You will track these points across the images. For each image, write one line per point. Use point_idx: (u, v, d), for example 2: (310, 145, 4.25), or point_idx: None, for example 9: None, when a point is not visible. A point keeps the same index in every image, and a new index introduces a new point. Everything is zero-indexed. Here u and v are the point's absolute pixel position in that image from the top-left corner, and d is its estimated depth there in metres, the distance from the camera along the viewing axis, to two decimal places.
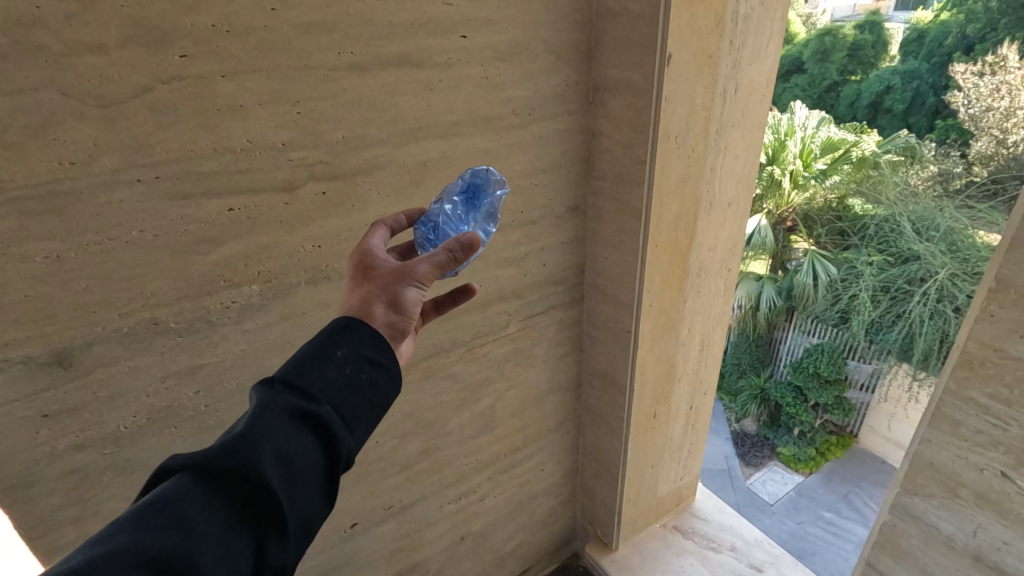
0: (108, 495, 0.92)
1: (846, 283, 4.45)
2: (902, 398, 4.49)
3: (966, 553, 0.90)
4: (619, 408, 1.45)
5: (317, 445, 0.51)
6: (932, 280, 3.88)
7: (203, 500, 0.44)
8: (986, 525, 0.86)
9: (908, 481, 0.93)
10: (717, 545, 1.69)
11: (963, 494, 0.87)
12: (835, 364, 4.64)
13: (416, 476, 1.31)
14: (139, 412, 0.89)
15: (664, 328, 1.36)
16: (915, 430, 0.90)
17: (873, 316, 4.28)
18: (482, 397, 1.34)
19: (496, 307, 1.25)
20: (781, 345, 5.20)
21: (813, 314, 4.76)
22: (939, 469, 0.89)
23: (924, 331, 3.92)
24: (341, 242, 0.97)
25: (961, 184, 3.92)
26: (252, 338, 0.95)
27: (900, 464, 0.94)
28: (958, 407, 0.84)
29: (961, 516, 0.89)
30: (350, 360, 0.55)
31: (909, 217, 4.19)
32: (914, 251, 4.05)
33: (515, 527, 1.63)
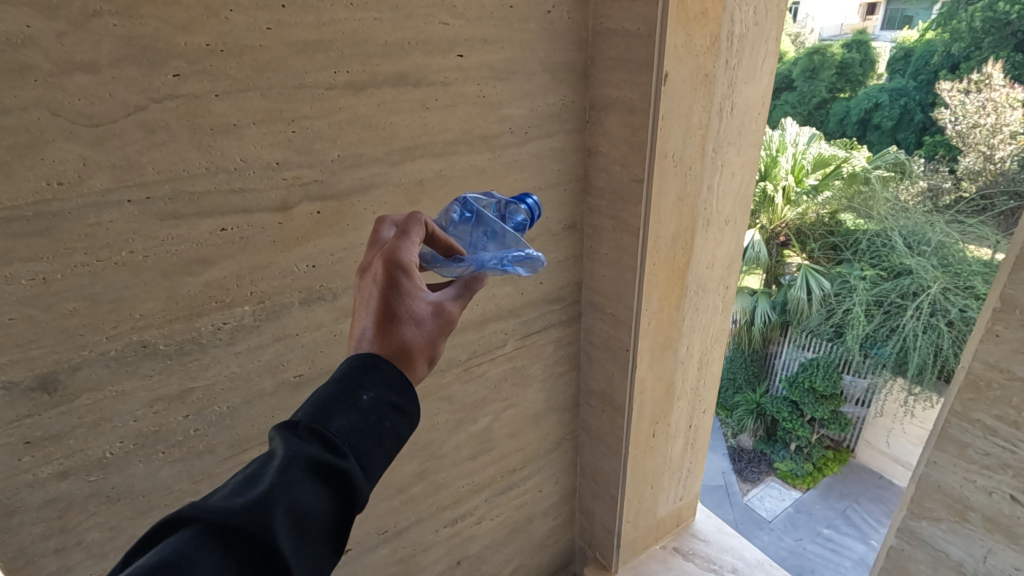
0: (94, 524, 0.89)
1: (840, 297, 4.41)
2: (897, 413, 4.48)
3: None
4: (617, 428, 1.42)
5: (332, 501, 0.49)
6: (925, 293, 3.92)
7: (217, 565, 0.41)
8: (997, 550, 0.84)
9: (916, 504, 0.91)
10: (717, 567, 1.66)
11: (972, 518, 0.85)
12: (831, 379, 4.59)
13: (412, 499, 1.28)
14: (125, 437, 0.87)
15: (662, 346, 1.34)
16: (921, 452, 0.88)
17: (867, 330, 4.25)
18: (479, 417, 1.32)
19: (493, 326, 1.24)
20: (776, 361, 5.16)
21: (808, 329, 4.70)
22: (947, 492, 0.87)
23: (918, 345, 3.93)
24: (336, 261, 0.96)
25: (950, 200, 4.14)
26: (244, 360, 0.93)
27: (908, 487, 0.92)
28: (965, 429, 0.83)
29: (971, 541, 0.87)
30: (376, 407, 0.54)
31: (899, 233, 4.23)
32: (906, 266, 4.08)
33: (512, 549, 1.60)
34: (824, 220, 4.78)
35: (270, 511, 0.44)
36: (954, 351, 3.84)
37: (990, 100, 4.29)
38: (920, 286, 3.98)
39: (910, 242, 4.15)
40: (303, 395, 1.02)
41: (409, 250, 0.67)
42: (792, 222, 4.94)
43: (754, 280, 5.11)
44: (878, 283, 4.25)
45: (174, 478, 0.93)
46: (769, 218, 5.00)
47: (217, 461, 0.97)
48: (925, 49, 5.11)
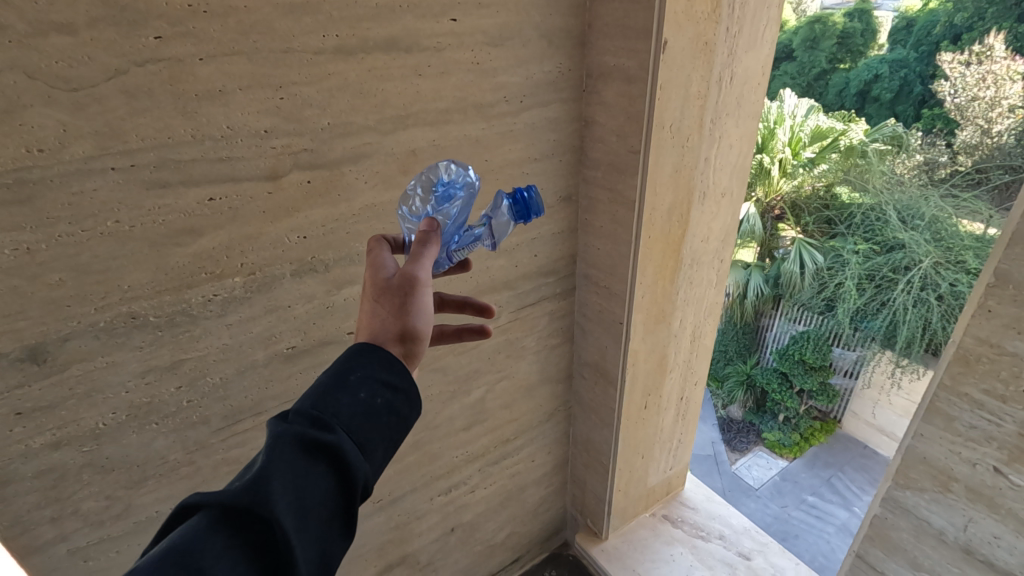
0: (89, 494, 0.89)
1: (833, 271, 4.45)
2: (885, 385, 4.49)
3: (958, 547, 0.89)
4: (609, 400, 1.44)
5: (329, 476, 0.50)
6: (916, 268, 3.96)
7: (221, 543, 0.44)
8: (978, 519, 0.85)
9: (901, 474, 0.92)
10: (706, 534, 1.72)
11: (955, 489, 0.86)
12: (821, 351, 4.63)
13: (407, 469, 1.30)
14: (118, 408, 0.86)
15: (656, 319, 1.34)
16: (908, 424, 0.89)
17: (858, 304, 4.28)
18: (473, 389, 1.33)
19: (487, 299, 1.23)
20: (768, 333, 5.24)
21: (799, 302, 4.75)
22: (932, 464, 0.88)
23: (907, 319, 3.97)
24: (328, 232, 0.95)
25: (946, 173, 4.11)
26: (235, 332, 0.93)
27: (893, 457, 0.93)
28: (952, 402, 0.83)
29: (953, 511, 0.88)
30: (364, 384, 0.55)
31: (894, 207, 4.24)
32: (899, 240, 4.11)
33: (505, 517, 1.63)
34: (821, 193, 4.79)
35: (264, 488, 0.46)
36: (942, 325, 3.86)
37: (990, 73, 4.15)
38: (912, 260, 4.03)
39: (904, 216, 4.16)
40: (296, 366, 1.02)
41: (381, 248, 0.71)
42: (788, 195, 4.97)
43: (747, 254, 5.11)
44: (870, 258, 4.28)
45: (168, 448, 0.94)
46: (765, 191, 5.01)
47: (212, 432, 0.97)
48: (928, 19, 5.01)
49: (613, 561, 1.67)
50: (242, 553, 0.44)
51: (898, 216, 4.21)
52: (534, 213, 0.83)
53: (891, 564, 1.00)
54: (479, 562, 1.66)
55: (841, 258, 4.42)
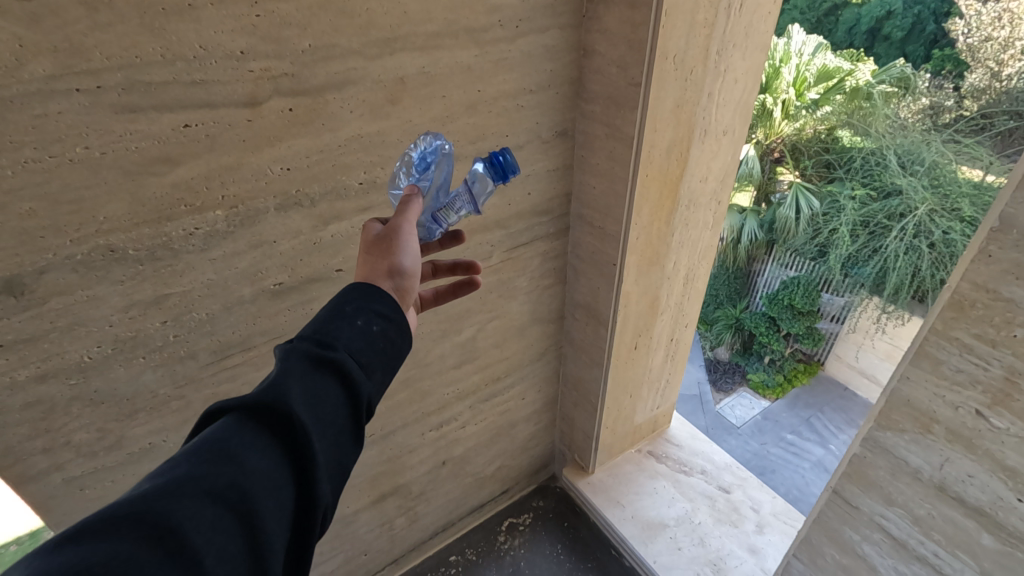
0: (80, 426, 0.89)
1: (829, 217, 4.43)
2: (870, 330, 4.54)
3: (931, 485, 0.83)
4: (599, 340, 1.44)
5: (338, 387, 0.53)
6: (911, 216, 3.93)
7: (249, 440, 0.46)
8: (954, 459, 0.78)
9: (882, 416, 0.85)
10: (688, 469, 1.79)
11: (935, 430, 0.79)
12: (810, 297, 4.69)
13: (398, 405, 1.32)
14: (103, 342, 0.85)
15: (650, 261, 1.33)
16: (894, 367, 0.81)
17: (850, 250, 4.28)
18: (464, 328, 1.33)
19: (478, 238, 1.21)
20: (759, 279, 5.30)
21: (792, 248, 4.77)
22: (914, 406, 0.81)
23: (899, 266, 3.98)
24: (312, 165, 0.91)
25: (950, 119, 3.95)
26: (220, 267, 0.90)
27: (877, 399, 0.86)
28: (941, 346, 0.75)
29: (930, 451, 0.81)
30: (360, 314, 0.59)
31: (894, 151, 4.15)
32: (897, 186, 4.05)
33: (495, 451, 1.68)
34: (822, 136, 4.71)
35: (283, 392, 0.49)
36: (931, 272, 3.89)
37: (1007, 10, 3.91)
38: (909, 207, 3.98)
39: (904, 161, 4.08)
40: (284, 303, 1.00)
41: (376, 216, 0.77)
42: (789, 137, 4.88)
43: (743, 198, 5.09)
44: (866, 204, 4.23)
45: (157, 382, 0.94)
46: (766, 133, 4.93)
47: (201, 367, 0.97)
48: None
49: (599, 493, 1.74)
50: (269, 449, 0.46)
51: (898, 161, 4.12)
52: (510, 175, 0.84)
53: (864, 501, 0.93)
54: (469, 492, 1.72)
55: (838, 204, 4.37)
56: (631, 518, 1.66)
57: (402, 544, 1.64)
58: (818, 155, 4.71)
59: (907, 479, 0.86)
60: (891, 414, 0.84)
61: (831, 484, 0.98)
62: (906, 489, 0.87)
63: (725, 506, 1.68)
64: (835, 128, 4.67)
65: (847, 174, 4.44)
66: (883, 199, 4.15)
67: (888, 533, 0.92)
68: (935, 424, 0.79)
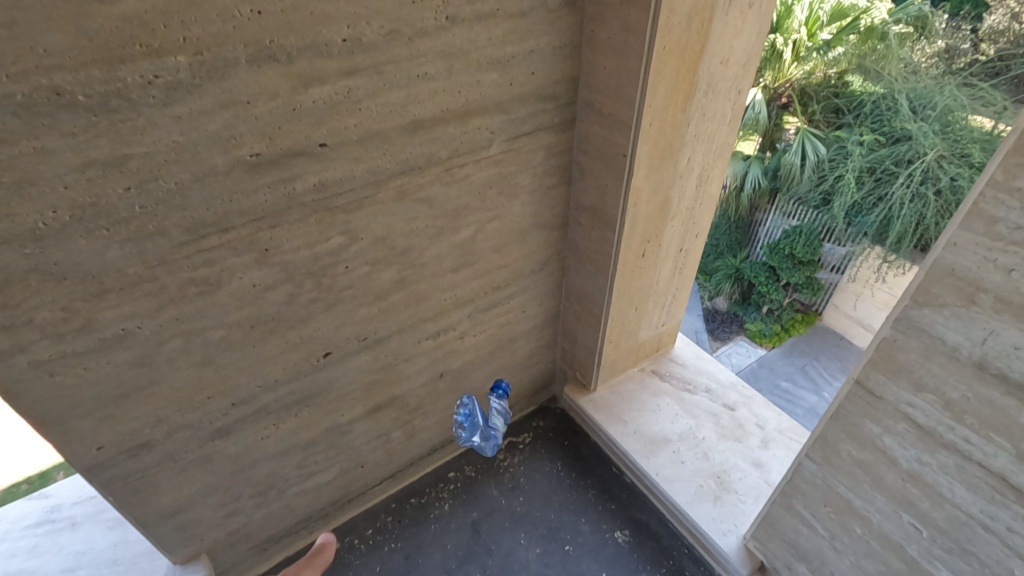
0: (42, 303, 0.82)
1: (835, 163, 4.08)
2: (869, 279, 4.15)
3: (969, 363, 0.76)
4: (606, 245, 1.36)
5: None
6: (919, 161, 3.72)
7: None
8: (1000, 331, 0.71)
9: (921, 291, 0.77)
10: (692, 387, 1.75)
11: (981, 301, 0.72)
12: (812, 246, 4.18)
13: (392, 308, 1.25)
14: (59, 206, 0.77)
15: (662, 154, 1.23)
16: (941, 232, 0.73)
17: (856, 198, 3.97)
18: (462, 226, 1.24)
19: (477, 121, 1.10)
20: (759, 229, 4.77)
21: (795, 196, 4.30)
22: (959, 275, 0.73)
23: (902, 215, 3.76)
24: (287, 9, 0.79)
25: (966, 63, 3.74)
26: (187, 128, 0.80)
27: (914, 273, 0.78)
28: (999, 201, 0.66)
29: (972, 325, 0.74)
30: None
31: (908, 95, 3.87)
32: (906, 131, 3.80)
33: (494, 367, 1.63)
34: (832, 80, 4.22)
35: None
36: (936, 220, 3.72)
37: None
38: (917, 153, 3.77)
39: (915, 106, 3.83)
40: (263, 179, 0.91)
41: None
42: (797, 81, 4.29)
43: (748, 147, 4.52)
44: (875, 149, 3.95)
45: (125, 260, 0.86)
46: (772, 77, 4.31)
47: (174, 246, 0.89)
48: None
49: (600, 409, 1.70)
50: None
51: (909, 105, 3.86)
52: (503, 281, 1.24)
53: (890, 390, 0.87)
54: (467, 410, 1.68)
55: (845, 149, 4.03)
56: (633, 433, 1.63)
57: (399, 459, 1.61)
58: (825, 100, 4.25)
59: (941, 360, 0.79)
60: (930, 288, 0.76)
61: (853, 374, 0.92)
62: (939, 371, 0.80)
63: (730, 422, 1.65)
64: (846, 70, 4.19)
65: (856, 118, 4.12)
66: (890, 144, 3.92)
67: (912, 421, 0.87)
68: (981, 293, 0.71)
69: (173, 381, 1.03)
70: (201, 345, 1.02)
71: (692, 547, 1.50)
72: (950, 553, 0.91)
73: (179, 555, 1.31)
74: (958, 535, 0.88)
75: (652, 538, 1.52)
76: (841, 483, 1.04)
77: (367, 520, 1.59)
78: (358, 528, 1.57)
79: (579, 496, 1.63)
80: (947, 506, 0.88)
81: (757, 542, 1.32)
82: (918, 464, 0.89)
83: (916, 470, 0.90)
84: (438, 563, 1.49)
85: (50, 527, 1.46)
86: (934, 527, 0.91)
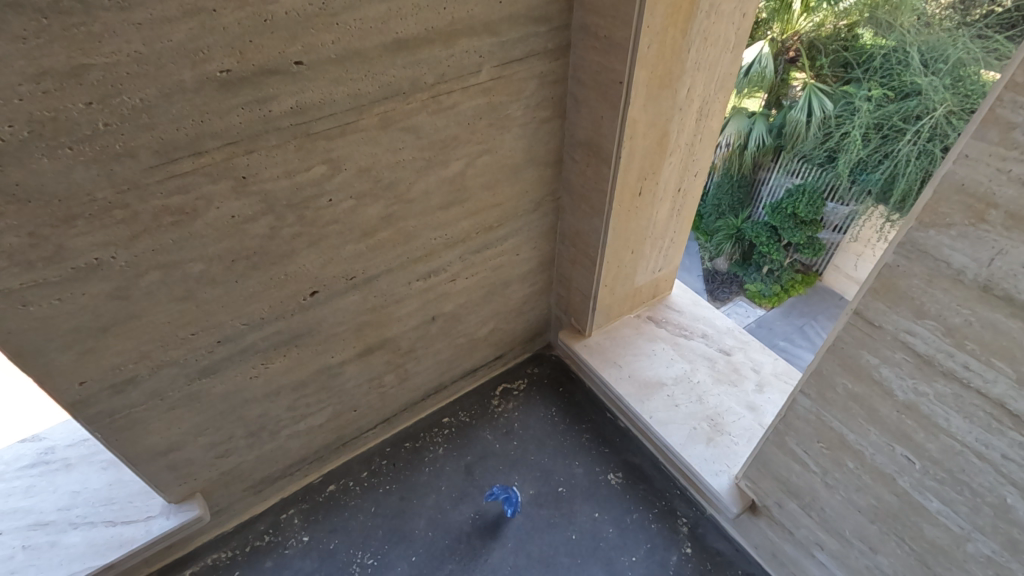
0: (7, 227, 0.78)
1: (841, 120, 3.90)
2: (872, 239, 3.94)
3: (975, 287, 0.73)
4: (601, 182, 1.32)
5: None
6: (928, 117, 3.55)
7: None
8: (1009, 250, 0.68)
9: (928, 212, 0.73)
10: (688, 333, 1.73)
11: (992, 218, 0.68)
12: (814, 205, 3.95)
13: (380, 246, 1.21)
14: (15, 120, 0.72)
15: (661, 82, 1.17)
16: (953, 145, 0.68)
17: (861, 155, 3.81)
18: (451, 160, 1.19)
19: (465, 44, 1.04)
20: (764, 188, 4.43)
21: (800, 154, 4.10)
22: (970, 192, 0.68)
23: (907, 173, 3.63)
24: None
25: (982, 14, 3.45)
26: (148, 38, 0.75)
27: (922, 193, 0.74)
28: (1017, 105, 0.61)
29: (980, 245, 0.70)
30: None
31: (919, 47, 3.64)
32: (916, 86, 3.61)
33: (488, 312, 1.61)
34: (841, 34, 3.99)
35: None
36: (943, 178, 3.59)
37: None
38: (926, 109, 3.59)
39: (927, 59, 3.59)
40: (236, 99, 0.86)
41: None
42: (806, 34, 4.07)
43: (753, 104, 4.32)
44: (882, 105, 3.77)
45: (93, 183, 0.82)
46: (781, 29, 4.12)
47: (144, 170, 0.84)
48: None
49: (595, 355, 1.68)
50: None
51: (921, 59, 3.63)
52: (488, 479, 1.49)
53: (889, 319, 0.84)
54: (460, 355, 1.66)
55: (852, 106, 3.83)
56: (628, 378, 1.62)
57: (392, 404, 1.61)
58: (835, 54, 4.02)
59: (945, 285, 0.75)
60: (937, 208, 0.72)
61: (852, 304, 0.89)
62: (942, 296, 0.77)
63: (725, 367, 1.64)
64: (857, 23, 3.94)
65: (864, 74, 3.90)
66: (900, 100, 3.71)
67: (911, 351, 0.84)
68: (992, 210, 0.67)
69: (154, 316, 1.00)
70: (181, 278, 0.99)
71: (684, 488, 1.51)
72: (942, 484, 0.90)
73: (173, 493, 1.32)
74: (951, 465, 0.87)
75: (645, 480, 1.53)
76: (836, 418, 1.02)
77: (361, 463, 1.60)
78: (352, 471, 1.58)
79: (572, 440, 1.63)
80: (942, 437, 0.86)
81: (748, 482, 1.32)
82: (915, 395, 0.87)
83: (913, 401, 0.88)
84: (432, 504, 1.51)
85: (45, 468, 1.46)
86: (928, 458, 0.90)
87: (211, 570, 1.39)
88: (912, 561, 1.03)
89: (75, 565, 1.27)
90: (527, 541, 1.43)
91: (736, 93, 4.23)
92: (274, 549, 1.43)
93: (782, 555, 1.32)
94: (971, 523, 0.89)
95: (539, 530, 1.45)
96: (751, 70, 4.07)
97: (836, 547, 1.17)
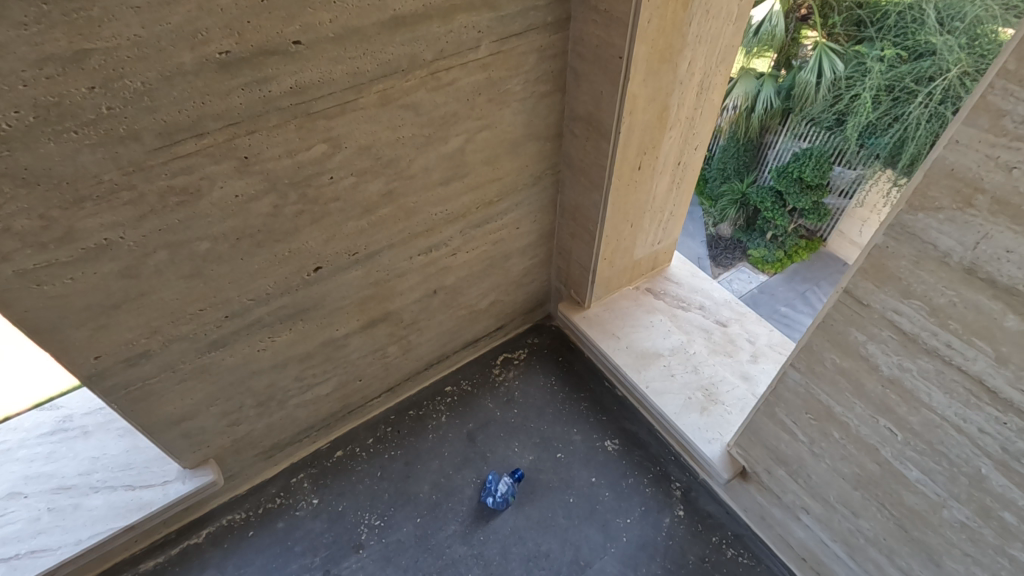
0: (18, 210, 0.81)
1: (852, 82, 3.76)
2: (879, 205, 3.86)
3: (959, 269, 0.75)
4: (601, 157, 1.32)
5: None
6: (941, 78, 3.43)
7: None
8: (994, 235, 0.69)
9: (918, 195, 0.75)
10: (686, 304, 1.76)
11: (978, 204, 0.69)
12: (821, 169, 3.88)
13: (381, 222, 1.23)
14: (21, 106, 0.74)
15: (661, 56, 1.16)
16: (945, 130, 0.69)
17: (870, 118, 3.69)
18: (451, 137, 1.19)
19: (463, 19, 1.03)
20: (769, 152, 4.29)
21: (808, 117, 3.95)
22: (959, 178, 0.69)
23: (917, 136, 3.52)
24: None
25: None
26: (147, 21, 0.75)
27: (913, 176, 0.75)
28: (1009, 92, 0.62)
29: (966, 229, 0.72)
30: None
31: (936, 4, 3.54)
32: (931, 45, 3.50)
33: (489, 284, 1.64)
34: None
35: None
36: None
37: None
38: (939, 70, 3.48)
39: (943, 17, 3.51)
40: (236, 80, 0.87)
41: None
42: None
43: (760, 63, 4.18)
44: (894, 66, 3.66)
45: (98, 166, 0.83)
46: None
47: (147, 152, 0.86)
48: None
49: (594, 326, 1.72)
50: None
51: (936, 17, 3.54)
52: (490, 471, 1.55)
53: (878, 299, 0.87)
54: (462, 326, 1.70)
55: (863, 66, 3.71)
56: (626, 349, 1.66)
57: (396, 374, 1.65)
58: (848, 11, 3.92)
59: (932, 267, 0.77)
60: (928, 191, 0.73)
61: (842, 283, 0.91)
62: (929, 278, 0.79)
63: (722, 338, 1.67)
64: None
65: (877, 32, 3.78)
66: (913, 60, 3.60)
67: (897, 329, 0.86)
68: (979, 195, 0.69)
69: (163, 293, 1.03)
70: (188, 256, 1.01)
71: (678, 454, 1.57)
72: (922, 454, 0.94)
73: (189, 460, 1.38)
74: (931, 437, 0.91)
75: (640, 446, 1.59)
76: (824, 391, 1.06)
77: (367, 430, 1.66)
78: (359, 437, 1.64)
79: (571, 408, 1.68)
80: (924, 411, 0.90)
81: (739, 449, 1.37)
82: (899, 370, 0.90)
83: (897, 376, 0.91)
84: (436, 469, 1.57)
85: (64, 435, 1.52)
86: (909, 430, 0.94)
87: (226, 530, 1.46)
88: (892, 525, 1.08)
89: (98, 526, 1.34)
90: (527, 503, 1.50)
91: (744, 49, 4.11)
92: (286, 511, 1.50)
93: (769, 518, 1.38)
94: (947, 491, 0.94)
95: (538, 494, 1.51)
96: (761, 29, 3.94)
97: (821, 511, 1.23)
